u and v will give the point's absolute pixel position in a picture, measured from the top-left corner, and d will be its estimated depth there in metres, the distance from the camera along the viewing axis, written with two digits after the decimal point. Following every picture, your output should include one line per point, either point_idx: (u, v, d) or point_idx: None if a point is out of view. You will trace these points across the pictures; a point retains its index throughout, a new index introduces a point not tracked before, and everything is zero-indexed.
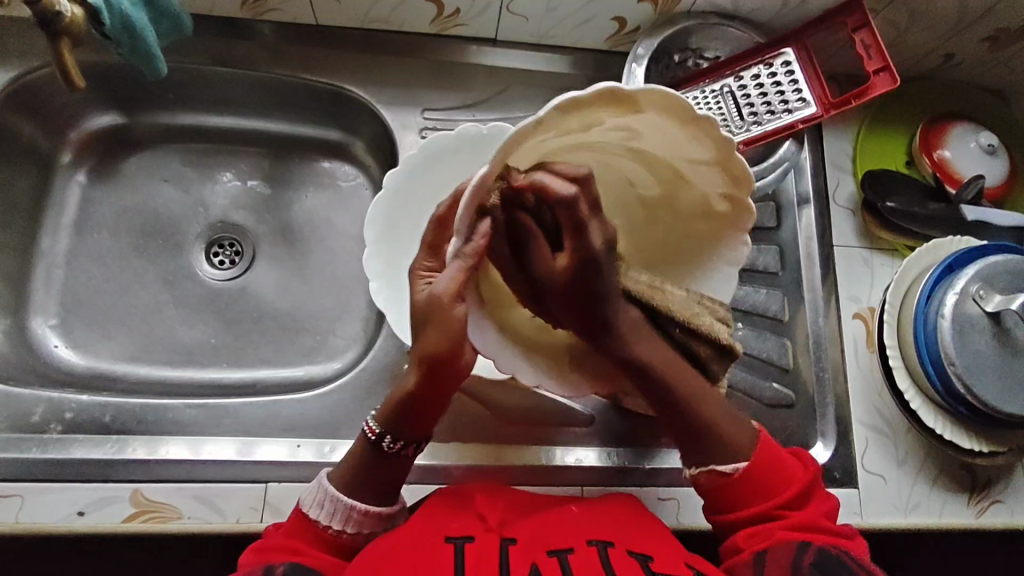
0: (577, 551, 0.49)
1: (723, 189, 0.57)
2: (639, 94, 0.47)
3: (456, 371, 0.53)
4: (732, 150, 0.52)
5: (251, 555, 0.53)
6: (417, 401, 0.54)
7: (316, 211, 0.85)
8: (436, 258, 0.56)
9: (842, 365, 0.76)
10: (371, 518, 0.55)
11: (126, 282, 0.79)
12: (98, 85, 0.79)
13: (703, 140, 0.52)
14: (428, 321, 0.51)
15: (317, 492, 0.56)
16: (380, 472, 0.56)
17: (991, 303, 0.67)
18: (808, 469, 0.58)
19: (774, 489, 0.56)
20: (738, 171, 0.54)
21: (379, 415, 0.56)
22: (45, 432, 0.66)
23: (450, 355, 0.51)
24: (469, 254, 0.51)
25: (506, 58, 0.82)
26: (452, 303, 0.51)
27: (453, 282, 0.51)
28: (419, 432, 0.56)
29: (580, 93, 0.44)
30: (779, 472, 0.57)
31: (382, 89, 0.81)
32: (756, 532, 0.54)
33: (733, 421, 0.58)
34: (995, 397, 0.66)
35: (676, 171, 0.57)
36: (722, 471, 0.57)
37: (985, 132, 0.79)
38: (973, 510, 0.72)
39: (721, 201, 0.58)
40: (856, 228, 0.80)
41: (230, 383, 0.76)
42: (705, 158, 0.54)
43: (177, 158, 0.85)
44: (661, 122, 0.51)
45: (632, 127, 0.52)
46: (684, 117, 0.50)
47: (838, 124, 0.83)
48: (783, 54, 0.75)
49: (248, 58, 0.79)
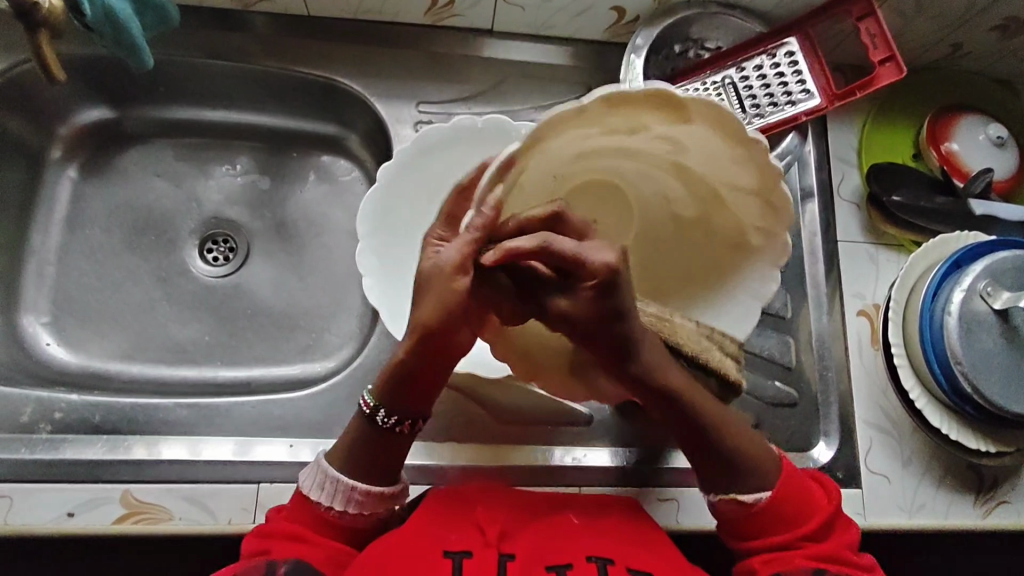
0: (576, 567, 0.48)
1: (759, 221, 0.58)
2: (687, 100, 0.49)
3: (449, 339, 0.52)
4: (777, 178, 0.53)
5: (253, 539, 0.53)
6: (413, 370, 0.53)
7: (311, 206, 0.83)
8: (449, 228, 0.54)
9: (846, 363, 0.74)
10: (374, 499, 0.55)
11: (118, 279, 0.78)
12: (87, 79, 0.78)
13: (749, 165, 0.53)
14: (425, 286, 0.50)
15: (317, 474, 0.55)
16: (379, 448, 0.55)
17: (999, 301, 0.65)
18: (832, 496, 0.57)
19: (796, 518, 0.54)
20: (778, 202, 0.55)
21: (375, 390, 0.55)
22: (34, 432, 0.65)
23: (447, 326, 0.50)
24: (479, 226, 0.50)
25: (503, 49, 0.80)
26: (455, 274, 0.49)
27: (457, 253, 0.50)
28: (414, 407, 0.55)
29: (629, 87, 0.48)
30: (803, 499, 0.55)
31: (376, 81, 0.79)
32: (775, 556, 0.53)
33: (754, 444, 0.56)
34: (1002, 396, 0.65)
35: (716, 194, 0.58)
36: (743, 502, 0.55)
37: (994, 124, 0.78)
38: (978, 510, 0.71)
39: (755, 234, 0.59)
40: (861, 223, 0.78)
41: (224, 381, 0.75)
42: (749, 186, 0.55)
43: (169, 153, 0.84)
44: (704, 136, 0.52)
45: (678, 142, 0.53)
46: (735, 136, 0.51)
47: (843, 116, 0.81)
48: (786, 45, 0.73)
49: (238, 49, 0.77)
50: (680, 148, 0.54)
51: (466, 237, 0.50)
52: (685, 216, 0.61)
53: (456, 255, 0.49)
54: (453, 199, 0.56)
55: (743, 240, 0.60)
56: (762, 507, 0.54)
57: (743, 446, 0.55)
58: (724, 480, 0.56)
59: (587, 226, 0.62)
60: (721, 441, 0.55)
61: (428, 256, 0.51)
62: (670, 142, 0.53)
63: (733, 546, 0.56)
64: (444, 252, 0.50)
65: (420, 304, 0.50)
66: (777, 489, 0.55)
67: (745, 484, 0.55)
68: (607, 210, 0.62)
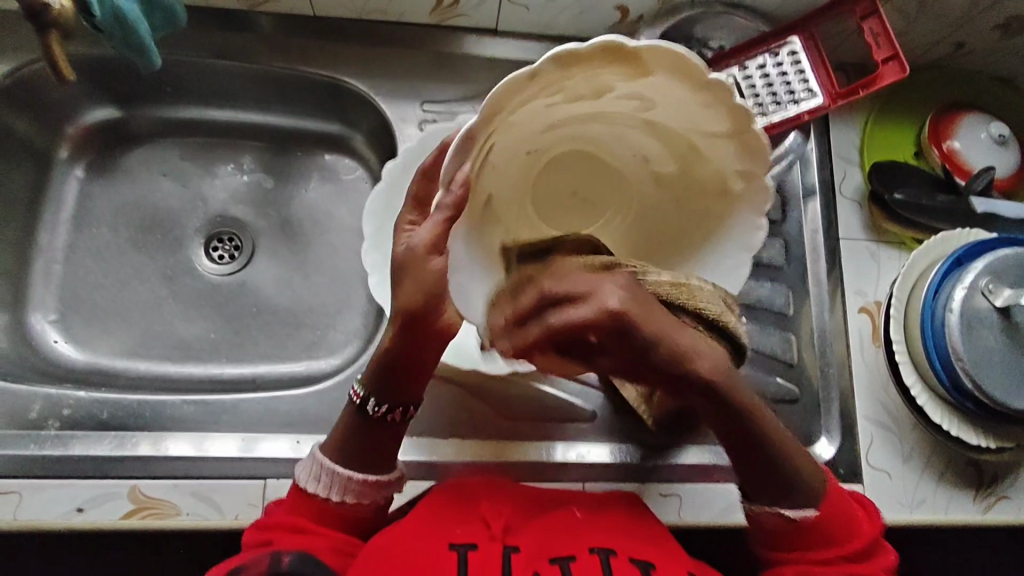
0: (579, 560, 0.48)
1: (737, 164, 0.55)
2: (643, 49, 0.44)
3: (437, 329, 0.53)
4: (749, 117, 0.50)
5: (257, 533, 0.53)
6: (400, 360, 0.55)
7: (316, 205, 0.84)
8: (420, 211, 0.54)
9: (847, 360, 0.75)
10: (371, 487, 0.56)
11: (125, 277, 0.79)
12: (93, 79, 0.79)
13: (719, 108, 0.50)
14: (405, 274, 0.50)
15: (311, 466, 0.56)
16: (370, 436, 0.57)
17: (1000, 298, 0.65)
18: (875, 523, 0.57)
19: (840, 540, 0.55)
20: (754, 142, 0.52)
21: (363, 379, 0.57)
22: (43, 428, 0.66)
23: (426, 308, 0.51)
24: (448, 207, 0.46)
25: (506, 48, 0.81)
26: (428, 255, 0.49)
27: (430, 237, 0.48)
28: (401, 395, 0.57)
29: (577, 44, 0.42)
30: (849, 524, 0.55)
31: (380, 80, 0.79)
32: (811, 572, 0.54)
33: (807, 462, 0.55)
34: (1003, 393, 0.65)
35: (690, 142, 0.56)
36: (788, 517, 0.54)
37: (996, 122, 0.78)
38: (979, 506, 0.71)
39: (736, 177, 0.56)
40: (863, 221, 0.78)
41: (229, 378, 0.76)
42: (720, 130, 0.52)
43: (175, 152, 0.84)
44: (672, 86, 0.49)
45: (645, 97, 0.51)
46: (694, 77, 0.47)
47: (844, 115, 0.81)
48: (789, 44, 0.73)
49: (245, 49, 0.78)
50: (648, 103, 0.53)
51: (437, 219, 0.47)
52: (664, 172, 0.63)
53: (433, 239, 0.48)
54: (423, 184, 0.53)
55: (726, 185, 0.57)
56: (806, 523, 0.55)
57: (783, 452, 0.53)
58: (777, 495, 0.55)
59: (573, 199, 0.70)
60: (776, 452, 0.53)
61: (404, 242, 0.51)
62: (639, 99, 0.52)
63: (766, 555, 0.57)
64: (416, 236, 0.49)
65: (403, 289, 0.51)
66: (824, 510, 0.55)
67: (794, 500, 0.55)
68: (582, 177, 0.69)
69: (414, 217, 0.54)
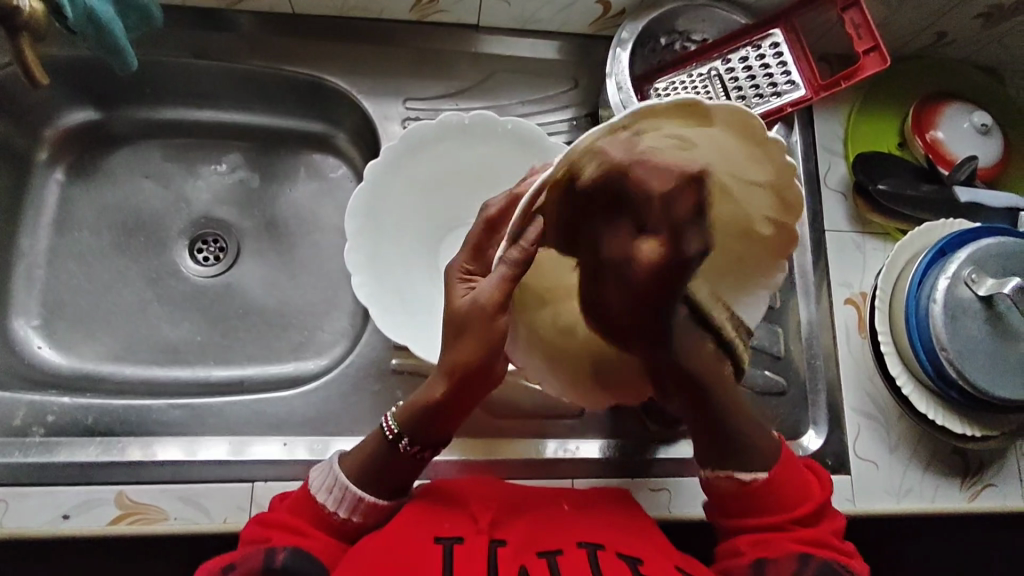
0: (566, 553, 0.49)
1: (771, 213, 0.55)
2: (715, 108, 0.46)
3: (485, 385, 0.55)
4: (792, 173, 0.51)
5: (255, 527, 0.53)
6: (442, 410, 0.54)
7: (301, 204, 0.83)
8: (476, 261, 0.56)
9: (834, 351, 0.75)
10: (381, 512, 0.55)
11: (109, 281, 0.78)
12: (71, 81, 0.78)
13: (766, 161, 0.51)
14: (468, 327, 0.52)
15: (326, 476, 0.55)
16: (394, 470, 0.55)
17: (983, 287, 0.66)
18: (826, 488, 0.57)
19: (788, 503, 0.55)
20: (793, 197, 0.53)
21: (399, 414, 0.56)
22: (27, 435, 0.66)
23: (480, 364, 0.53)
24: (513, 261, 0.52)
25: (489, 44, 0.80)
26: (497, 312, 0.52)
27: (496, 290, 0.52)
28: (437, 436, 0.56)
29: (655, 102, 0.44)
30: (798, 487, 0.56)
31: (362, 79, 0.79)
32: (765, 540, 0.54)
33: (763, 435, 0.57)
34: (986, 381, 0.66)
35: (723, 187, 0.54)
36: (739, 479, 0.55)
37: (979, 111, 0.78)
38: (964, 494, 0.72)
39: (765, 224, 0.56)
40: (848, 213, 0.78)
41: (216, 381, 0.76)
42: (762, 180, 0.53)
43: (157, 153, 0.83)
44: (726, 141, 0.50)
45: (690, 138, 0.49)
46: (753, 136, 0.49)
47: (828, 106, 0.81)
48: (771, 36, 0.73)
49: (226, 49, 0.77)
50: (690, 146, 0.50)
51: (499, 272, 0.52)
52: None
53: (496, 293, 0.52)
54: (483, 230, 0.56)
55: (753, 230, 0.57)
56: (758, 485, 0.55)
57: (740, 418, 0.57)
58: (719, 459, 0.57)
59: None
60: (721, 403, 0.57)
61: (461, 296, 0.54)
62: (681, 142, 0.49)
63: (722, 523, 0.57)
64: (481, 290, 0.52)
65: (461, 346, 0.53)
66: (774, 470, 0.56)
67: (744, 465, 0.56)
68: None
69: (469, 266, 0.56)
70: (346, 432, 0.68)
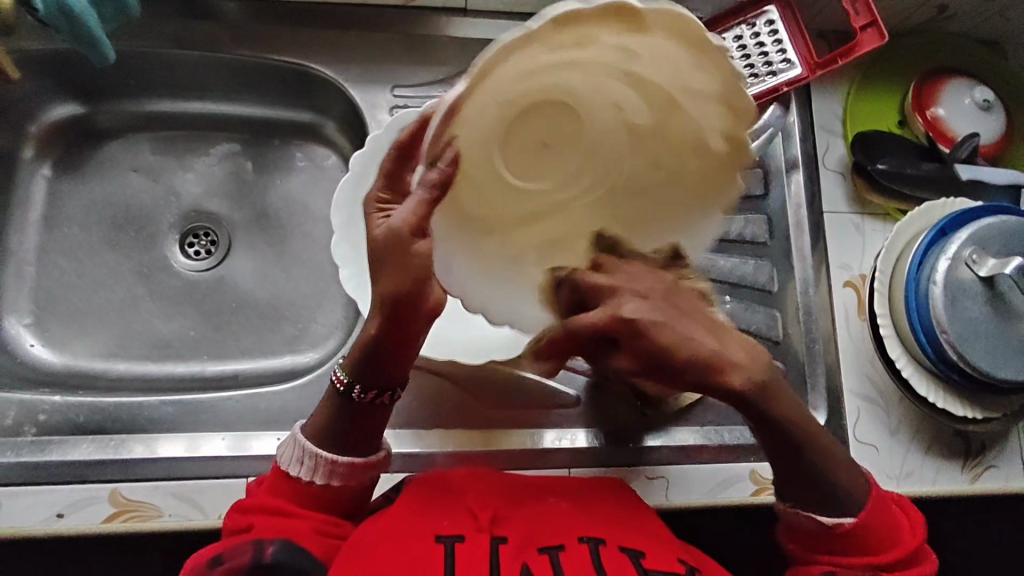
0: (568, 550, 0.48)
1: (722, 126, 0.50)
2: (651, 10, 0.42)
3: (427, 314, 0.50)
4: (742, 83, 0.46)
5: (236, 517, 0.53)
6: (385, 348, 0.51)
7: (292, 195, 0.82)
8: (392, 190, 0.51)
9: (833, 335, 0.74)
10: (357, 470, 0.55)
11: (100, 277, 0.77)
12: (54, 75, 0.77)
13: (707, 68, 0.46)
14: (384, 259, 0.47)
15: (294, 449, 0.54)
16: (360, 421, 0.54)
17: (985, 268, 0.65)
18: (918, 530, 0.54)
19: (876, 547, 0.52)
20: (743, 106, 0.48)
21: (346, 364, 0.54)
22: (19, 435, 0.65)
23: (413, 293, 0.48)
24: (432, 183, 0.48)
25: (478, 28, 0.79)
26: (413, 237, 0.47)
27: (411, 214, 0.47)
28: (388, 379, 0.54)
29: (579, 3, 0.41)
30: (887, 532, 0.52)
31: (349, 65, 0.77)
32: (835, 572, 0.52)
33: (855, 476, 0.53)
34: (988, 362, 0.65)
35: (672, 102, 0.50)
36: (824, 522, 0.52)
37: (980, 86, 0.77)
38: (966, 475, 0.71)
39: (719, 142, 0.51)
40: (846, 193, 0.77)
41: (210, 376, 0.75)
42: (707, 90, 0.48)
43: (146, 147, 0.82)
44: (666, 46, 0.45)
45: (632, 48, 0.46)
46: (692, 37, 0.44)
47: (827, 84, 0.79)
48: (766, 13, 0.71)
49: (211, 39, 0.76)
50: (634, 56, 0.47)
51: (420, 204, 0.48)
52: (640, 127, 0.53)
53: (417, 219, 0.47)
54: (395, 153, 0.50)
55: (704, 147, 0.52)
56: (843, 530, 0.52)
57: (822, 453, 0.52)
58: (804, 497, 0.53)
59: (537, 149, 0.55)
60: (813, 454, 0.51)
61: (378, 225, 0.49)
62: (625, 52, 0.46)
63: (795, 551, 0.55)
64: (398, 215, 0.47)
65: (382, 280, 0.47)
66: (865, 514, 0.52)
67: (835, 505, 0.53)
68: (552, 123, 0.54)
69: (384, 195, 0.51)
70: None
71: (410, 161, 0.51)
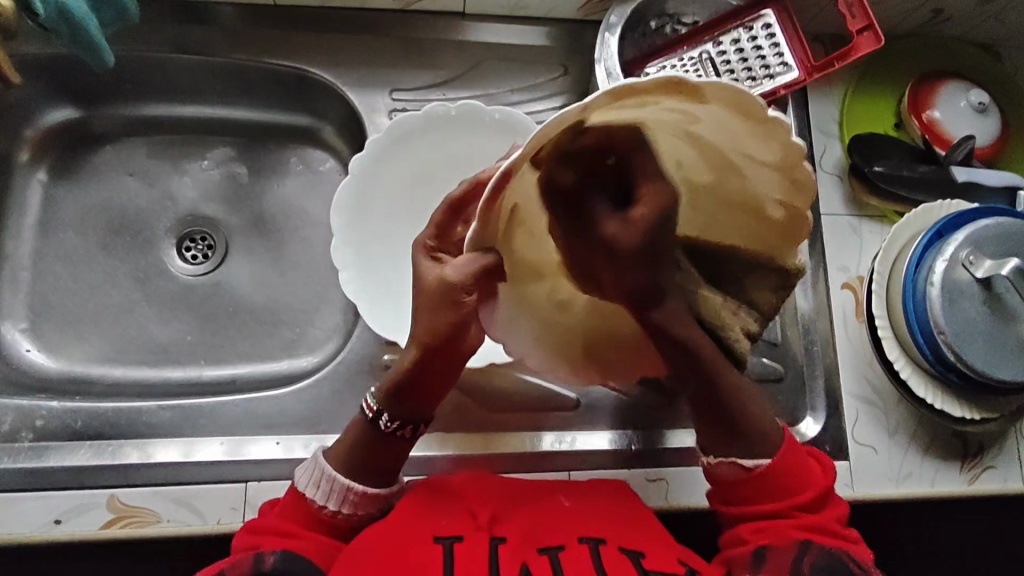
0: (568, 549, 0.48)
1: (780, 195, 0.52)
2: (705, 85, 0.43)
3: (455, 355, 0.57)
4: (799, 155, 0.48)
5: (246, 536, 0.51)
6: (414, 379, 0.55)
7: (291, 200, 0.82)
8: (440, 240, 0.57)
9: (831, 336, 0.74)
10: (369, 499, 0.54)
11: (96, 282, 0.77)
12: (50, 79, 0.76)
13: (772, 141, 0.47)
14: (427, 301, 0.54)
15: (312, 472, 0.54)
16: (379, 455, 0.55)
17: (981, 269, 0.65)
18: (828, 476, 0.56)
19: (792, 488, 0.54)
20: (802, 176, 0.50)
21: (379, 392, 0.56)
22: (16, 440, 0.65)
23: (449, 341, 0.55)
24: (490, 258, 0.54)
25: (476, 32, 0.79)
26: (460, 290, 0.53)
27: (464, 272, 0.53)
28: (417, 411, 0.56)
29: (633, 82, 0.42)
30: (802, 474, 0.55)
31: (347, 70, 0.77)
32: (763, 528, 0.53)
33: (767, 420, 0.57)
34: (985, 363, 0.65)
35: (730, 163, 0.52)
36: (744, 466, 0.55)
37: (976, 89, 0.77)
38: (965, 476, 0.71)
39: (776, 207, 0.53)
40: (844, 196, 0.77)
41: (208, 380, 0.75)
42: (766, 159, 0.50)
43: (143, 151, 0.82)
44: (726, 119, 0.47)
45: (689, 111, 0.48)
46: (751, 112, 0.45)
47: (824, 87, 0.79)
48: (763, 17, 0.72)
49: (208, 43, 0.76)
50: (694, 118, 0.48)
51: (468, 258, 0.54)
52: (696, 181, 0.56)
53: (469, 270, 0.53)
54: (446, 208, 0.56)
55: (762, 212, 0.54)
56: (761, 471, 0.54)
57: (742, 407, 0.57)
58: (723, 446, 0.57)
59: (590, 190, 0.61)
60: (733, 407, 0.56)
61: (429, 272, 0.55)
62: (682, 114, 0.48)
63: (725, 511, 0.56)
64: (450, 267, 0.54)
65: (419, 321, 0.54)
66: (777, 454, 0.55)
67: (744, 452, 0.56)
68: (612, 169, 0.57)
69: (431, 242, 0.57)
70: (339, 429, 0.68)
71: (460, 215, 0.57)
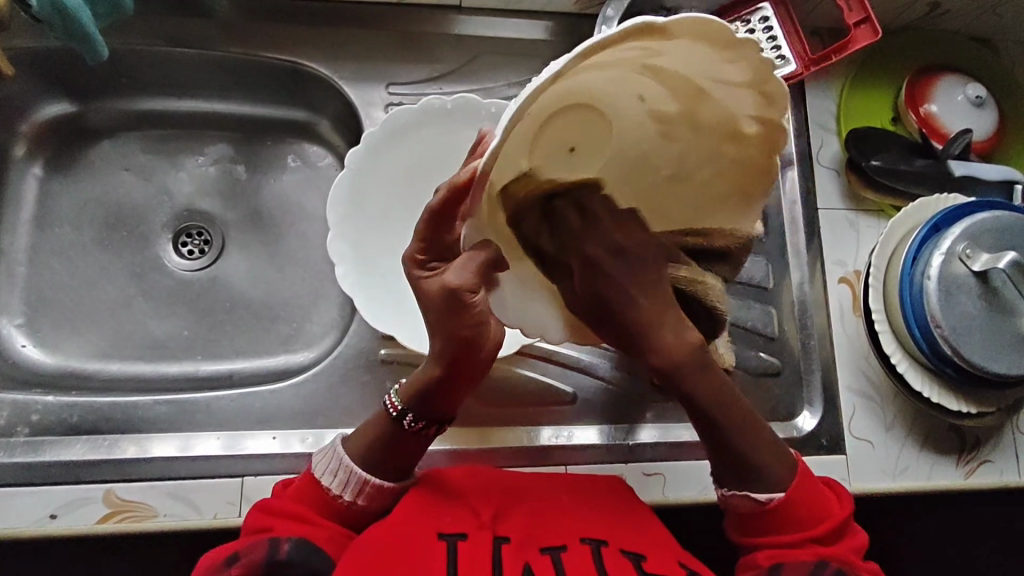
0: (570, 549, 0.48)
1: (753, 110, 0.44)
2: (670, 23, 0.38)
3: (480, 361, 0.54)
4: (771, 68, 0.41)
5: (258, 514, 0.51)
6: (439, 385, 0.54)
7: (288, 195, 0.82)
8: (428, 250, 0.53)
9: (828, 330, 0.74)
10: (389, 491, 0.55)
11: (92, 277, 0.77)
12: (46, 74, 0.76)
13: (742, 62, 0.41)
14: (435, 312, 0.51)
15: (331, 459, 0.55)
16: (402, 450, 0.55)
17: (979, 262, 0.65)
18: (845, 504, 0.54)
19: (808, 521, 0.52)
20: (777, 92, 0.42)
21: (403, 392, 0.56)
22: (12, 435, 0.65)
23: (471, 347, 0.52)
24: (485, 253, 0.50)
25: (472, 25, 0.79)
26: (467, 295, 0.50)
27: (465, 275, 0.49)
28: (440, 412, 0.56)
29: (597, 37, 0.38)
30: (818, 502, 0.53)
31: (343, 63, 0.77)
32: (781, 553, 0.51)
33: (773, 454, 0.53)
34: (982, 356, 0.65)
35: (698, 90, 0.44)
36: (757, 501, 0.52)
37: (972, 84, 0.77)
38: (961, 470, 0.71)
39: (749, 123, 0.45)
40: (842, 190, 0.77)
41: (205, 375, 0.75)
42: (737, 81, 0.42)
43: (139, 146, 0.82)
44: (691, 49, 0.41)
45: (653, 47, 0.41)
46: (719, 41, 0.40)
47: (822, 81, 0.79)
48: (760, 10, 0.72)
49: (203, 37, 0.76)
50: (652, 53, 0.42)
51: (468, 258, 0.50)
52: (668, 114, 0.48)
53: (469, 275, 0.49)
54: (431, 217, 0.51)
55: (738, 133, 0.46)
56: (774, 506, 0.52)
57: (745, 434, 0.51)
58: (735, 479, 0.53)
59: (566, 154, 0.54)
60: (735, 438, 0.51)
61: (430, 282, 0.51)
62: (642, 52, 0.42)
63: (744, 542, 0.53)
64: (451, 272, 0.50)
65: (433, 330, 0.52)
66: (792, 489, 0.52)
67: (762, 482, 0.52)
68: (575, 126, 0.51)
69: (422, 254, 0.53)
70: (337, 424, 0.68)
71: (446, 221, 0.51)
